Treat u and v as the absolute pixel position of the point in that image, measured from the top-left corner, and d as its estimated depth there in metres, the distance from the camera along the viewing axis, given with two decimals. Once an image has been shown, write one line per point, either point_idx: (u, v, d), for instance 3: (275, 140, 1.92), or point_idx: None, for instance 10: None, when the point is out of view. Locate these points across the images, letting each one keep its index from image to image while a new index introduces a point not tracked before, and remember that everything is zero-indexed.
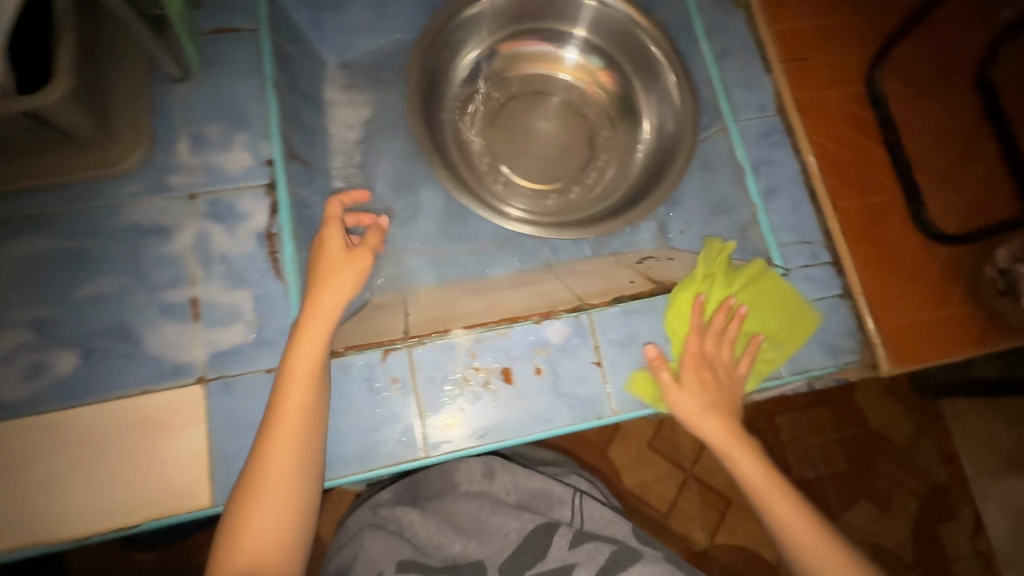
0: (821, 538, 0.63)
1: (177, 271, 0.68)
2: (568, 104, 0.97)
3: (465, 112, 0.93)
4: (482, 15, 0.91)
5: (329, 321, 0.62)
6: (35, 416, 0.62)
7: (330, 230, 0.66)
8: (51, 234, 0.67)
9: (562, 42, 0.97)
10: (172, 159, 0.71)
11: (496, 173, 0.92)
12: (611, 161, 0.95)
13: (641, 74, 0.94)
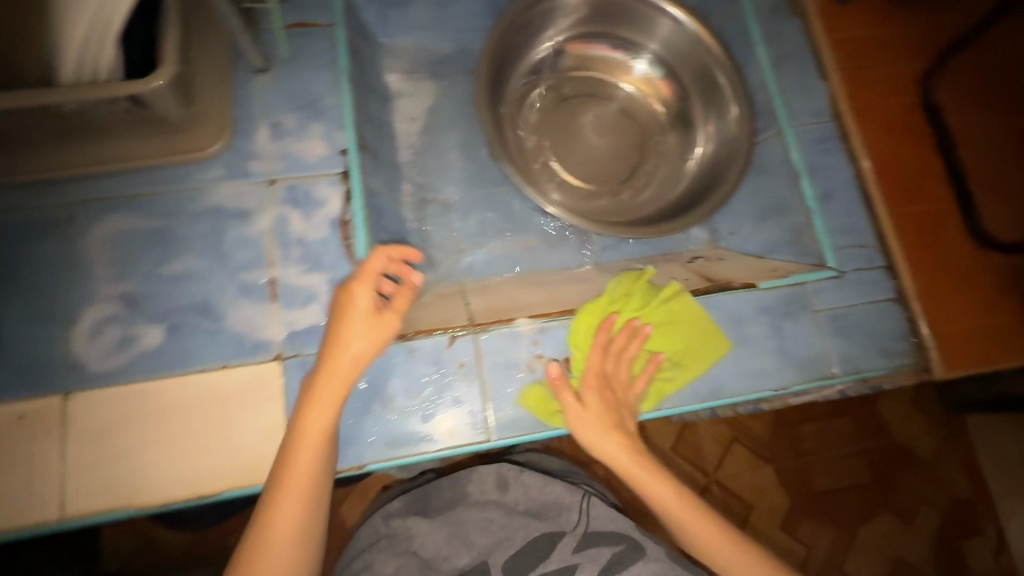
0: (723, 542, 0.70)
1: (256, 253, 0.71)
2: (624, 110, 0.99)
3: (524, 107, 0.95)
4: (553, 15, 0.93)
5: (341, 384, 0.62)
6: (121, 386, 0.65)
7: (357, 287, 0.63)
8: (137, 213, 0.70)
9: (634, 52, 0.99)
10: (253, 145, 0.74)
11: (551, 170, 0.93)
12: (662, 168, 0.97)
13: (698, 85, 0.95)
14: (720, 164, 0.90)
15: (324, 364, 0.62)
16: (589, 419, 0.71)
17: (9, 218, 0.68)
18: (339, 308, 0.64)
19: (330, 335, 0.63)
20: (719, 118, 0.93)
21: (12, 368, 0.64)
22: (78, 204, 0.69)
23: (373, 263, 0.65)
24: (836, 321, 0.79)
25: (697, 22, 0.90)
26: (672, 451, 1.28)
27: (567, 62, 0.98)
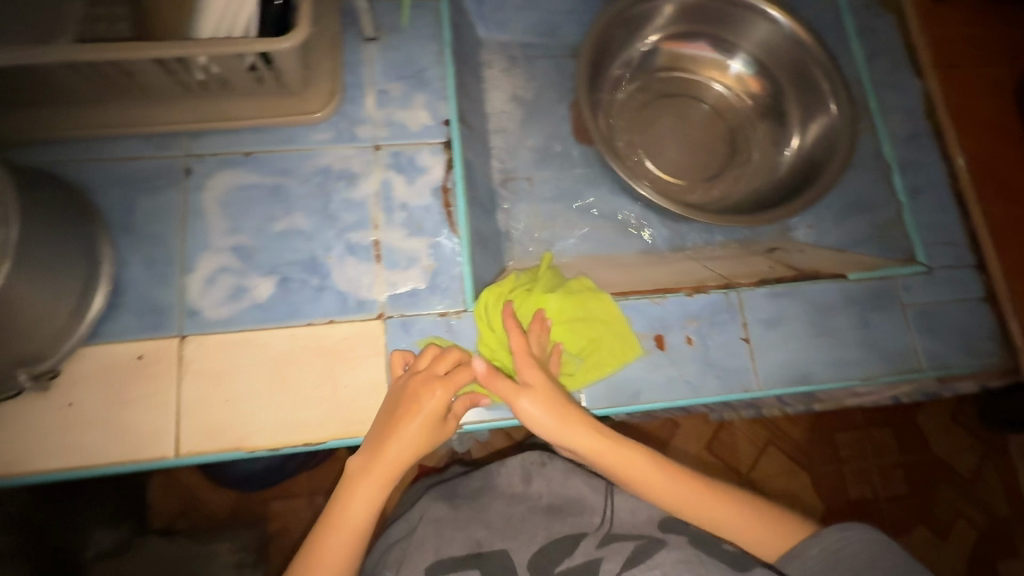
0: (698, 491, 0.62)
1: (362, 214, 0.73)
2: (714, 110, 1.00)
3: (616, 98, 0.97)
4: (654, 11, 0.94)
5: (393, 477, 0.57)
6: (233, 333, 0.67)
7: (436, 387, 0.59)
8: (254, 170, 0.73)
9: (729, 52, 0.99)
10: (360, 111, 0.77)
11: (642, 166, 0.94)
12: (754, 163, 0.97)
13: (792, 81, 0.95)
14: (819, 159, 0.90)
15: (374, 450, 0.57)
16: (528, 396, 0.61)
17: (135, 165, 0.71)
18: (410, 400, 0.59)
19: (393, 423, 0.58)
20: (815, 119, 0.92)
21: (131, 307, 0.67)
22: (195, 157, 0.72)
23: (463, 370, 0.61)
24: (924, 316, 0.79)
25: (796, 24, 0.90)
26: (706, 449, 1.27)
27: (660, 61, 0.99)
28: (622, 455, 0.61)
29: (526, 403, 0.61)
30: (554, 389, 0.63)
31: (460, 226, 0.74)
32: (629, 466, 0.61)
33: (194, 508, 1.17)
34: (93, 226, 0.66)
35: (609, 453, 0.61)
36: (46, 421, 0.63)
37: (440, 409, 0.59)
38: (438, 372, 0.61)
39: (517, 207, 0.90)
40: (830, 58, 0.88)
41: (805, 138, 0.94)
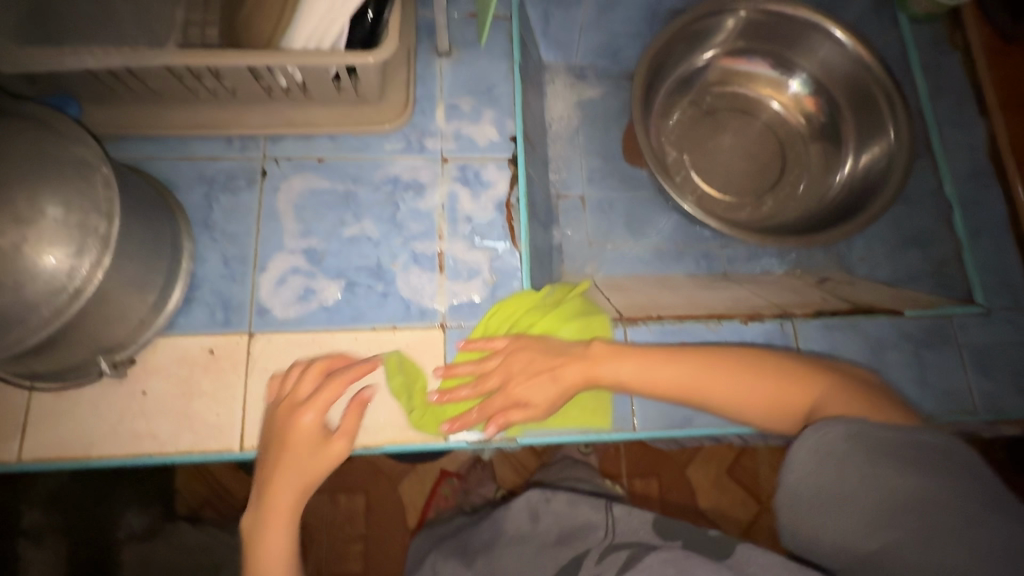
0: (714, 377, 0.61)
1: (427, 224, 0.75)
2: (769, 126, 1.00)
3: (667, 117, 0.98)
4: (716, 26, 0.95)
5: (290, 509, 0.57)
6: (301, 333, 0.69)
7: (303, 409, 0.60)
8: (328, 176, 0.75)
9: (789, 71, 0.99)
10: (430, 124, 0.79)
11: (688, 181, 0.95)
12: (806, 185, 0.97)
13: (851, 103, 0.95)
14: (872, 185, 0.90)
15: (262, 495, 0.58)
16: (534, 396, 0.64)
17: (214, 166, 0.74)
18: (280, 433, 0.59)
19: (275, 461, 0.58)
20: (875, 142, 0.91)
21: (205, 302, 0.70)
22: (272, 160, 0.75)
23: (329, 383, 0.62)
24: (981, 357, 0.78)
25: (858, 46, 0.89)
26: (728, 474, 1.22)
27: (711, 77, 1.01)
28: (641, 362, 0.64)
29: (545, 406, 0.65)
30: (554, 381, 0.65)
31: (522, 241, 0.75)
32: (659, 371, 0.63)
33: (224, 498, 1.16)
34: (177, 223, 0.69)
35: (631, 358, 0.64)
36: (121, 407, 0.65)
37: (312, 429, 0.59)
38: (302, 396, 0.61)
39: (570, 225, 0.91)
40: (889, 75, 0.88)
41: (858, 162, 0.94)
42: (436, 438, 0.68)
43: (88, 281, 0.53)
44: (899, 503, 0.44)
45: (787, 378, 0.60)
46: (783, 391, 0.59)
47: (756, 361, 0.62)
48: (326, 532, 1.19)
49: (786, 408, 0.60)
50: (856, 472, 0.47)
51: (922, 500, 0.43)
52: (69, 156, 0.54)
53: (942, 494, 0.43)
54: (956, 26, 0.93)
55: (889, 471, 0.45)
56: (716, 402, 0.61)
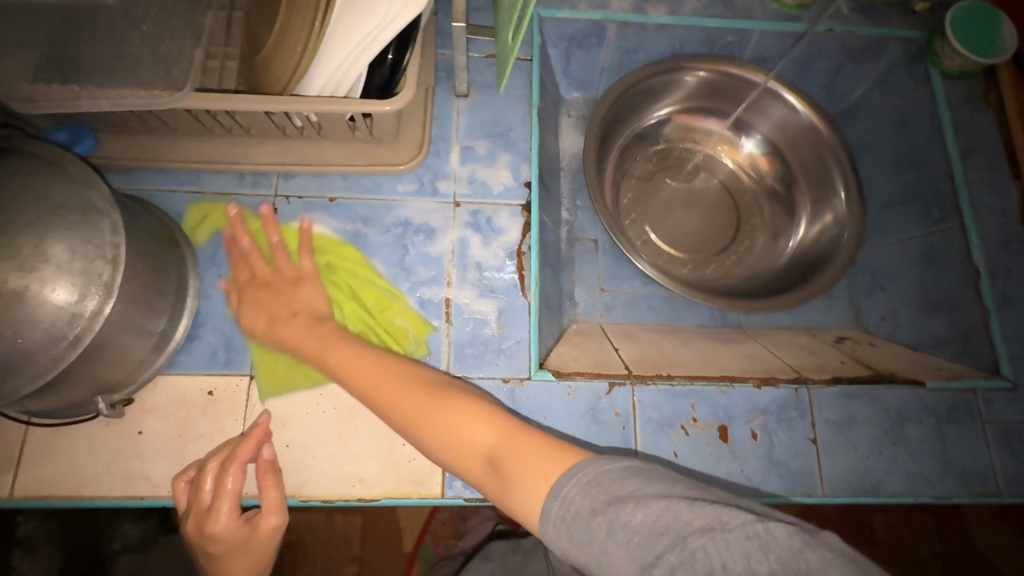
0: (404, 386, 0.57)
1: (435, 269, 0.74)
2: (724, 185, 1.01)
3: (626, 171, 0.98)
4: (677, 86, 0.95)
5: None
6: (301, 376, 0.68)
7: (213, 517, 0.57)
8: (338, 217, 0.74)
9: (744, 132, 1.00)
10: (444, 166, 0.78)
11: (639, 230, 0.95)
12: (754, 250, 0.97)
13: (804, 170, 0.96)
14: (826, 251, 0.90)
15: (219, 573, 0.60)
16: (254, 317, 0.66)
17: (225, 202, 0.74)
18: (208, 545, 0.58)
19: (224, 564, 0.59)
20: (825, 213, 0.93)
21: (207, 342, 0.69)
22: (283, 198, 0.74)
23: (227, 478, 0.58)
24: (1005, 435, 0.74)
25: (812, 111, 0.90)
26: None
27: (667, 132, 1.01)
28: (348, 352, 0.61)
29: (260, 334, 0.66)
30: (281, 318, 0.66)
31: (532, 290, 0.73)
32: (358, 369, 0.60)
33: None
34: (184, 260, 0.68)
35: (337, 346, 0.62)
36: (117, 447, 0.65)
37: (231, 531, 0.58)
38: (207, 500, 0.59)
39: (582, 269, 0.90)
40: (841, 139, 0.89)
41: (808, 231, 0.95)
42: (433, 495, 0.66)
43: (88, 327, 0.52)
44: (646, 537, 0.38)
45: (487, 414, 0.53)
46: (472, 428, 0.52)
47: (449, 391, 0.57)
48: (320, 554, 1.16)
49: (473, 450, 0.51)
50: (603, 522, 0.39)
51: (667, 523, 0.38)
52: (77, 200, 0.53)
53: (687, 512, 0.38)
54: (989, 85, 0.90)
55: (629, 504, 0.39)
56: (403, 422, 0.56)
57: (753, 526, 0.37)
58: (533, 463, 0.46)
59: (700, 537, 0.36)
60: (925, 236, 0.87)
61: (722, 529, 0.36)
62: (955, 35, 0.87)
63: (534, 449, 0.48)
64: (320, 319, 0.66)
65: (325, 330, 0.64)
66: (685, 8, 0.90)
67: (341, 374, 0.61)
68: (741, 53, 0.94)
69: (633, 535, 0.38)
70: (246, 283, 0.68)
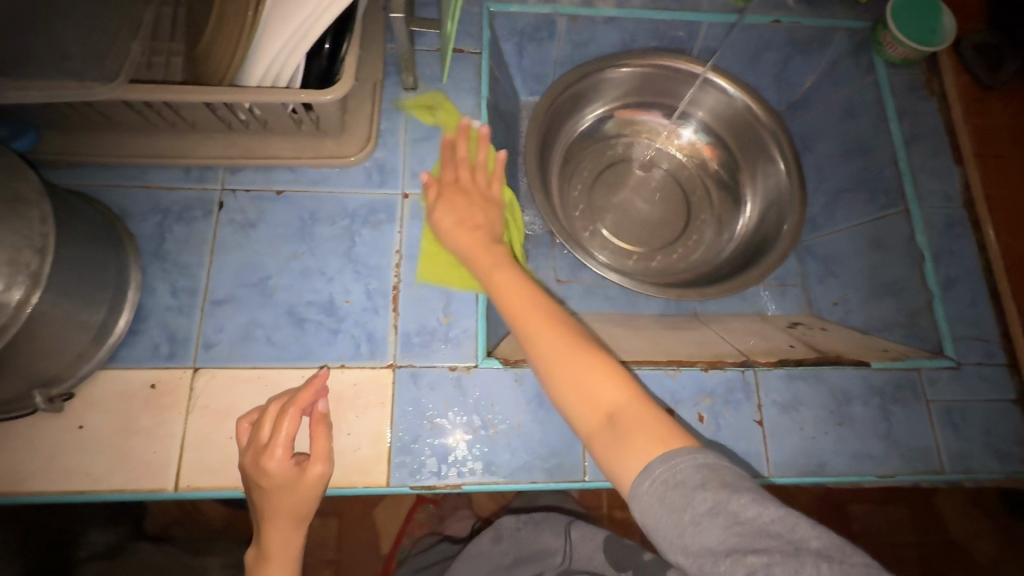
0: (554, 320, 0.61)
1: (384, 260, 0.74)
2: (672, 175, 1.01)
3: (574, 168, 0.99)
4: (613, 82, 0.95)
5: (295, 521, 0.61)
6: (244, 369, 0.68)
7: (269, 455, 0.59)
8: (286, 210, 0.75)
9: (684, 121, 1.00)
10: (393, 157, 0.78)
11: (587, 222, 0.96)
12: (704, 244, 0.98)
13: (747, 159, 0.97)
14: (768, 239, 0.91)
15: (260, 510, 0.61)
16: (444, 215, 0.71)
17: (172, 196, 0.74)
18: (260, 481, 0.60)
19: (267, 503, 0.60)
20: (767, 200, 0.94)
21: (150, 336, 0.68)
22: (229, 192, 0.74)
23: (285, 420, 0.60)
24: (949, 414, 0.75)
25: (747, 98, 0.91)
26: None
27: (610, 126, 1.01)
28: (510, 278, 0.65)
29: (444, 233, 0.71)
30: (467, 224, 0.70)
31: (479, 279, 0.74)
32: (515, 295, 0.63)
33: (190, 515, 1.14)
34: (125, 253, 0.68)
35: (502, 270, 0.66)
36: (57, 442, 0.64)
37: (283, 471, 0.59)
38: (265, 439, 0.60)
39: (539, 259, 0.91)
40: (782, 127, 0.90)
41: (753, 219, 0.96)
42: (379, 483, 0.66)
43: (14, 318, 0.51)
44: (750, 531, 0.44)
45: (618, 376, 0.58)
46: (607, 384, 0.57)
47: (591, 341, 0.61)
48: None
49: (595, 401, 0.57)
50: (710, 504, 0.45)
51: (780, 528, 0.44)
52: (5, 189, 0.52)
53: (802, 530, 0.44)
54: (932, 72, 0.91)
55: (749, 502, 0.45)
56: (544, 353, 0.60)
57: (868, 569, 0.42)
58: (651, 432, 0.52)
59: (812, 554, 0.42)
60: (873, 222, 0.89)
61: (838, 558, 0.42)
62: (896, 24, 0.89)
63: (654, 422, 0.53)
64: (495, 242, 0.69)
65: (495, 253, 0.68)
66: (634, 1, 0.91)
67: (497, 294, 0.64)
68: (691, 45, 0.96)
69: (737, 525, 0.44)
70: (444, 183, 0.73)
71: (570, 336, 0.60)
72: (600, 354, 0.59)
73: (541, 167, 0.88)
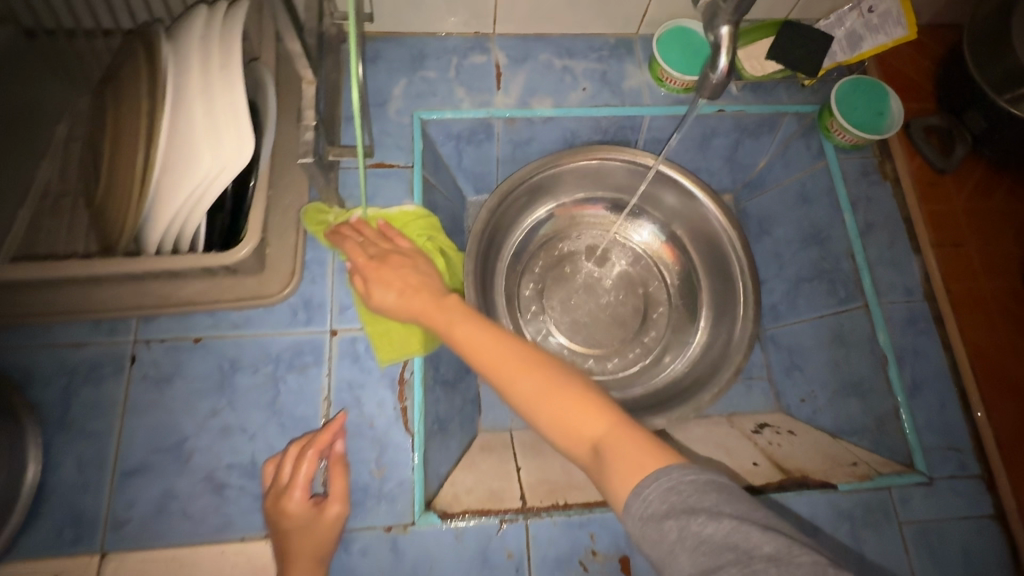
0: (512, 358, 0.57)
1: (311, 409, 0.69)
2: (627, 271, 0.97)
3: (525, 269, 0.95)
4: (557, 179, 0.91)
5: (319, 559, 0.60)
6: (156, 552, 0.62)
7: (288, 496, 0.61)
8: (204, 360, 0.70)
9: (639, 218, 0.97)
10: (319, 290, 0.74)
11: (539, 325, 0.93)
12: (663, 341, 0.94)
13: (703, 255, 0.92)
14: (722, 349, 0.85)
15: (281, 554, 0.60)
16: (385, 291, 0.66)
17: (80, 354, 0.69)
18: (277, 525, 0.61)
19: (282, 552, 0.60)
20: (722, 298, 0.89)
21: (53, 520, 0.63)
22: (142, 343, 0.70)
23: (304, 461, 0.63)
24: (924, 536, 0.71)
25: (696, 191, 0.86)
26: None
27: (559, 223, 0.97)
28: (465, 323, 0.61)
29: (390, 306, 0.66)
30: (410, 290, 0.65)
31: (415, 423, 0.69)
32: (472, 340, 0.59)
33: None
34: (22, 431, 0.63)
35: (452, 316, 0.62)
36: None
37: (302, 511, 0.61)
38: (284, 481, 0.62)
39: None
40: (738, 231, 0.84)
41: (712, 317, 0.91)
42: None
43: None
44: (714, 548, 0.41)
45: (589, 402, 0.54)
46: (583, 414, 0.53)
47: (557, 370, 0.56)
48: None
49: (576, 435, 0.53)
50: (674, 527, 0.42)
51: (736, 541, 0.40)
52: None
53: (757, 536, 0.40)
54: (884, 155, 0.89)
55: (708, 517, 0.42)
56: (514, 397, 0.56)
57: (818, 570, 0.38)
58: (630, 458, 0.48)
59: (762, 560, 0.39)
60: (833, 316, 0.85)
61: (786, 561, 0.38)
62: (843, 111, 0.86)
63: (638, 445, 0.49)
64: (446, 295, 0.65)
65: (449, 307, 0.63)
66: (571, 99, 0.88)
67: (455, 344, 0.61)
68: (636, 136, 0.93)
69: (701, 545, 0.41)
70: (366, 265, 0.68)
71: (534, 373, 0.56)
72: (567, 381, 0.55)
73: (484, 281, 0.84)
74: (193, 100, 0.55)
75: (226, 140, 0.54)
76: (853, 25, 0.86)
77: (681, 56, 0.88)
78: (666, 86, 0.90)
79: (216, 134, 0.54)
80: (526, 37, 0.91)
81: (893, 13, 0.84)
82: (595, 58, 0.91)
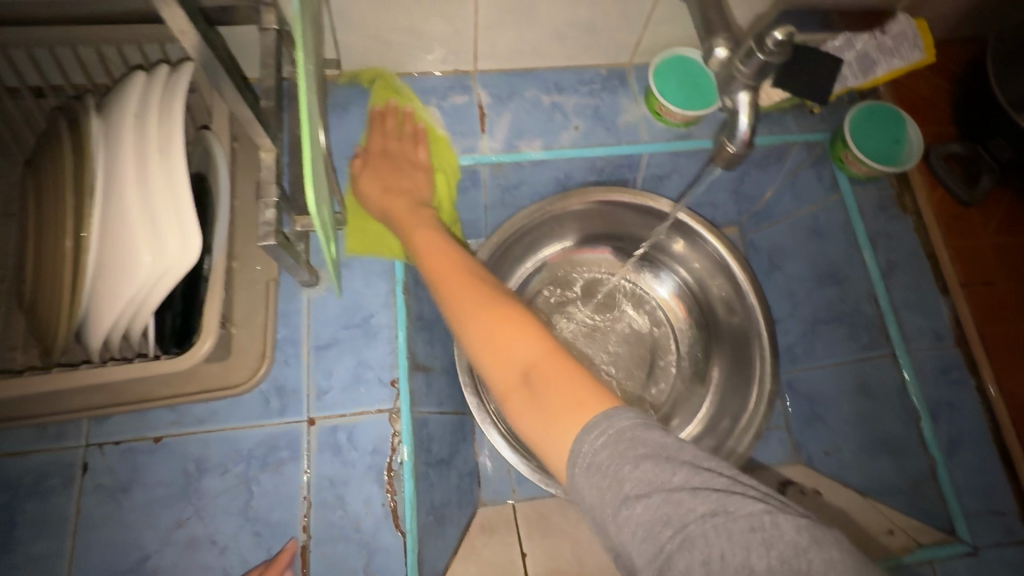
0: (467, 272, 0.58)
1: (288, 513, 0.62)
2: (637, 324, 0.91)
3: None
4: (555, 223, 0.84)
5: None
6: None
7: None
8: (166, 463, 0.62)
9: (658, 272, 0.91)
10: (293, 373, 0.67)
11: None
12: (673, 394, 0.87)
13: (714, 304, 0.86)
14: (737, 404, 0.79)
15: None
16: (371, 185, 0.69)
17: (24, 464, 0.61)
18: None
19: None
20: (734, 348, 0.83)
21: None
22: (95, 447, 0.62)
23: None
24: None
25: (714, 239, 0.80)
26: None
27: (560, 267, 0.91)
28: (429, 235, 0.63)
29: (370, 201, 0.69)
30: (394, 190, 0.69)
31: (406, 523, 0.62)
32: (434, 251, 0.61)
33: None
34: None
35: (422, 229, 0.64)
36: None
37: None
38: None
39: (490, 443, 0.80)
40: (753, 279, 0.78)
41: (724, 367, 0.84)
42: None
43: None
44: (650, 527, 0.37)
45: (530, 325, 0.51)
46: (519, 338, 0.50)
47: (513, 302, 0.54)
48: None
49: (512, 358, 0.50)
50: (610, 509, 0.39)
51: (669, 513, 0.37)
52: None
53: (689, 498, 0.37)
54: (903, 186, 0.83)
55: (635, 497, 0.38)
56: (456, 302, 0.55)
57: (756, 519, 0.35)
58: (565, 394, 0.45)
59: (698, 523, 0.35)
60: (856, 364, 0.78)
61: (724, 516, 0.35)
62: (855, 141, 0.80)
63: (576, 383, 0.45)
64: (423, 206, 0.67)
65: (421, 213, 0.66)
66: (562, 138, 0.81)
67: (415, 252, 0.62)
68: (634, 174, 0.86)
69: (639, 527, 0.37)
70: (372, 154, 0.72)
71: (483, 289, 0.55)
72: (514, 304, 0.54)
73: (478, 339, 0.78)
74: (126, 192, 0.48)
75: (169, 239, 0.48)
76: (865, 47, 0.79)
77: (678, 88, 0.81)
78: (665, 120, 0.82)
79: (156, 233, 0.48)
80: (511, 73, 0.83)
81: (908, 35, 0.77)
82: (586, 92, 0.84)
